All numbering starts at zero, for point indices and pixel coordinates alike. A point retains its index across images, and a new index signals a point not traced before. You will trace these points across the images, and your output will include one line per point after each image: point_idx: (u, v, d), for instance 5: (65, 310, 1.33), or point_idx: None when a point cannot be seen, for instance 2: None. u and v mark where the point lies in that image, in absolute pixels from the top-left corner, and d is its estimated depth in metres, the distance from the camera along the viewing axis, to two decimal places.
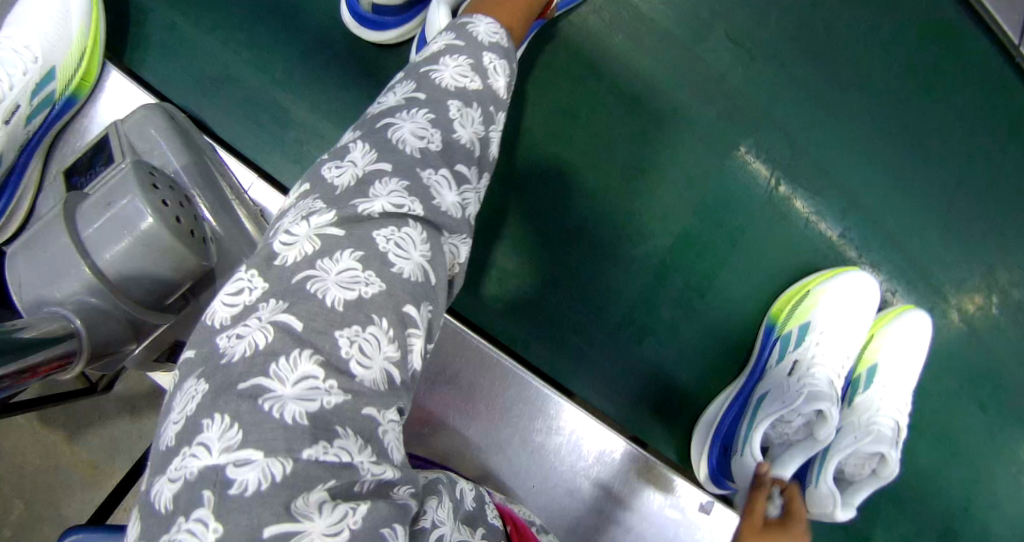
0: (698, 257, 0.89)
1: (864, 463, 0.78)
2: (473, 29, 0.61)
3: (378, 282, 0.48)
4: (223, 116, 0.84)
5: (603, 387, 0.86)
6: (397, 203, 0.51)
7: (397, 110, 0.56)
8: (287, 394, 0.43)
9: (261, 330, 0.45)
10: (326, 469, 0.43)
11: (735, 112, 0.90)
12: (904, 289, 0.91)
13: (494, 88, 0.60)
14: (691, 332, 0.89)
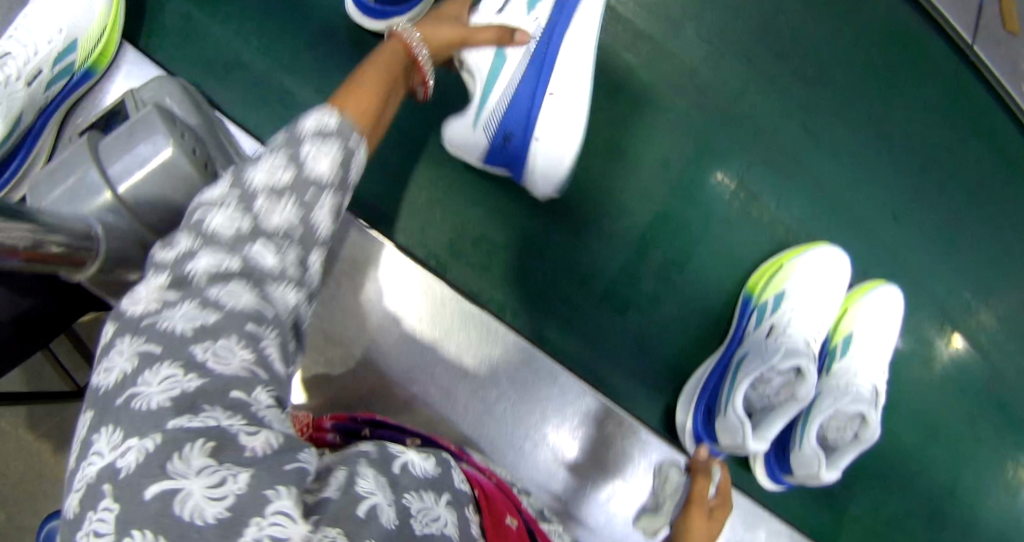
0: (674, 233, 0.91)
1: (845, 426, 0.81)
2: (300, 122, 0.50)
3: (217, 311, 0.42)
4: (231, 96, 0.85)
5: (595, 362, 0.87)
6: (218, 262, 0.44)
7: (216, 193, 0.47)
8: (153, 392, 0.37)
9: (124, 364, 0.39)
10: (196, 436, 0.36)
11: (704, 102, 0.93)
12: (875, 269, 0.98)
13: (319, 177, 0.48)
14: (671, 304, 0.90)
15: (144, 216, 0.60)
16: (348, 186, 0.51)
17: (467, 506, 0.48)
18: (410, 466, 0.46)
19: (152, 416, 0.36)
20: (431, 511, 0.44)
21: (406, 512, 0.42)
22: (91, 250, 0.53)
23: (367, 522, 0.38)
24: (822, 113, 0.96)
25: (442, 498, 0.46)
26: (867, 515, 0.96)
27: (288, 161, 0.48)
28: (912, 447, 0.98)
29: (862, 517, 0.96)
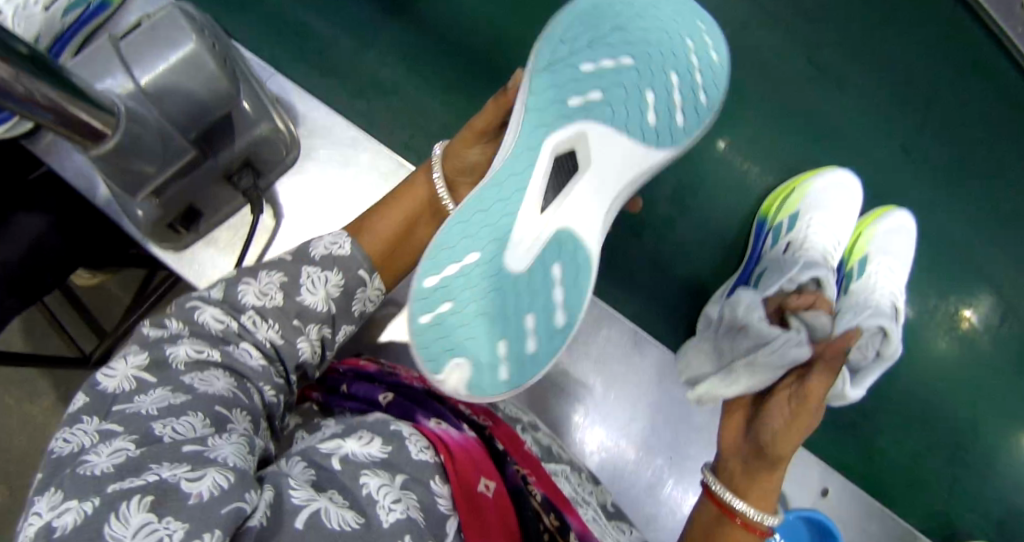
0: (683, 159, 0.93)
1: (867, 346, 0.80)
2: (314, 244, 0.60)
3: (187, 394, 0.49)
4: (247, 29, 0.88)
5: (612, 279, 0.89)
6: (198, 352, 0.53)
7: (213, 290, 0.57)
8: (102, 462, 0.42)
9: (126, 379, 0.49)
10: (133, 494, 0.40)
11: None
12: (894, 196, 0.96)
13: (312, 306, 0.58)
14: (684, 227, 0.91)
15: (167, 109, 0.60)
16: (349, 313, 0.61)
17: (431, 477, 0.51)
18: (349, 458, 0.49)
19: (95, 480, 0.41)
20: (387, 492, 0.47)
21: (360, 502, 0.46)
22: (111, 128, 0.54)
23: (306, 529, 0.43)
24: (823, 47, 0.96)
25: (395, 479, 0.49)
26: (891, 447, 0.93)
27: (279, 286, 0.57)
28: (949, 380, 0.95)
29: (883, 448, 0.93)
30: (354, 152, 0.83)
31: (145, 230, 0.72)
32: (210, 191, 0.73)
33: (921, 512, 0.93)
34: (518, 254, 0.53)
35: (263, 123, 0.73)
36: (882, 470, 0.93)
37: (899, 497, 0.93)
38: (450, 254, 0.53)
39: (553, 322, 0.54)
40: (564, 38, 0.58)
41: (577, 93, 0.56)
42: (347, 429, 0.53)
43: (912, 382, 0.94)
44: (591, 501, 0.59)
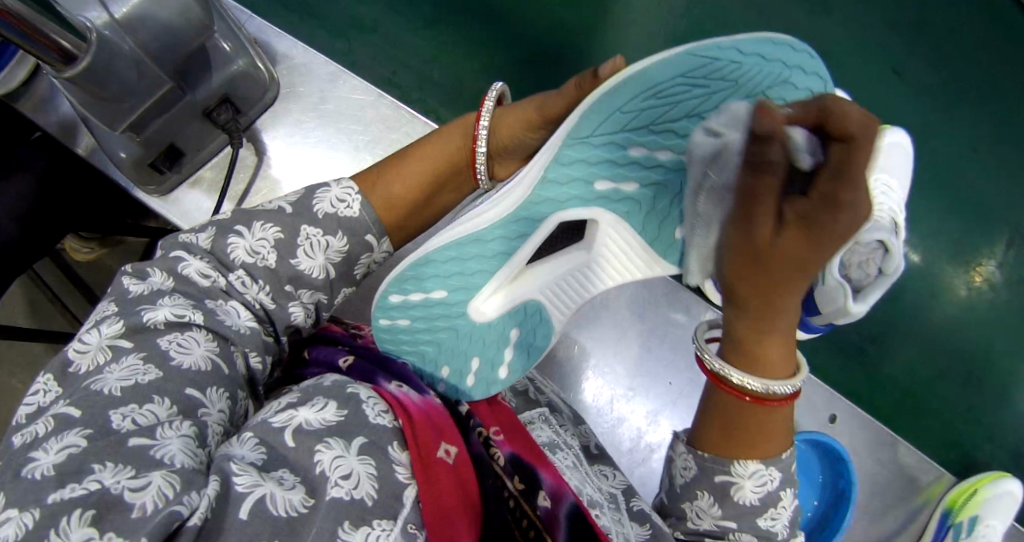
0: None
1: (870, 261, 0.69)
2: (319, 196, 0.49)
3: (159, 370, 0.41)
4: None
5: None
6: (178, 312, 0.43)
7: (200, 236, 0.47)
8: (47, 461, 0.35)
9: (100, 350, 0.41)
10: (77, 506, 0.33)
11: None
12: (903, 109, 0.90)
13: (308, 273, 0.48)
14: None
15: (143, 38, 0.58)
16: (350, 277, 0.52)
17: (387, 443, 0.40)
18: (304, 429, 0.39)
19: (34, 488, 0.34)
20: (339, 464, 0.38)
21: (314, 477, 0.37)
22: (82, 50, 0.53)
23: (253, 520, 0.35)
24: None
25: (353, 443, 0.39)
26: (900, 375, 0.91)
27: (276, 244, 0.47)
28: (964, 300, 0.91)
29: (890, 377, 0.91)
30: (333, 89, 0.83)
31: (127, 171, 0.73)
32: (192, 129, 0.74)
33: (933, 442, 0.91)
34: (483, 311, 0.54)
35: (242, 60, 0.73)
36: (892, 399, 0.92)
37: (909, 426, 0.92)
38: (434, 279, 0.51)
39: (496, 375, 0.55)
40: (646, 95, 0.46)
41: (611, 176, 0.48)
42: (301, 394, 0.42)
43: (920, 302, 0.91)
44: (580, 452, 0.54)
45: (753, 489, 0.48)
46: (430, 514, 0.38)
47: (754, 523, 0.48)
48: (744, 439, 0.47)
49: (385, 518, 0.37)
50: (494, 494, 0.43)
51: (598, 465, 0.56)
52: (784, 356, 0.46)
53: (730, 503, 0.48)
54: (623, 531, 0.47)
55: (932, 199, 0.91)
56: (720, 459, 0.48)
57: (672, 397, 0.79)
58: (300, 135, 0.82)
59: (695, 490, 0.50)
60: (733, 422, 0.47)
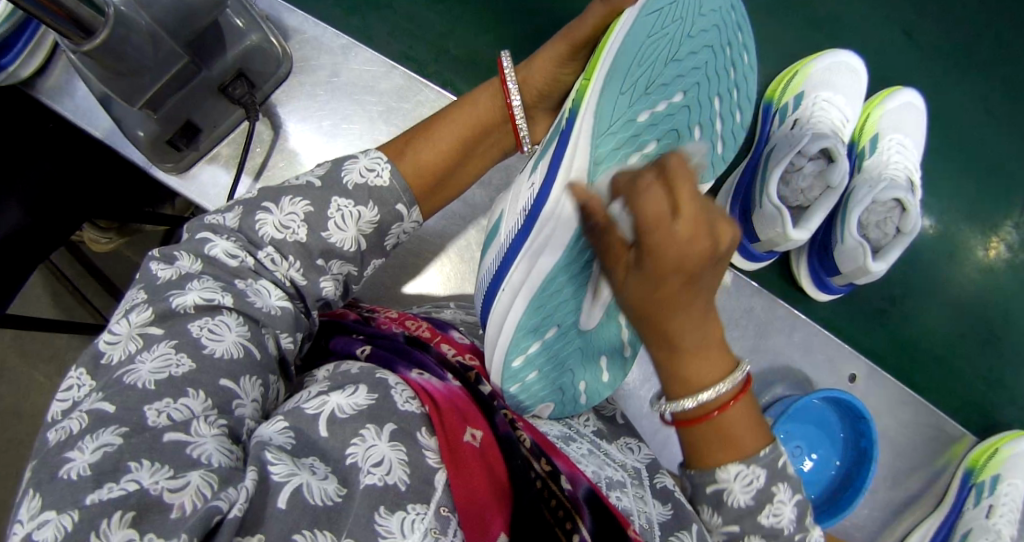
0: None
1: (886, 220, 0.74)
2: (347, 169, 0.50)
3: (192, 362, 0.41)
4: None
5: None
6: (208, 297, 0.44)
7: (227, 217, 0.48)
8: (82, 461, 0.35)
9: (130, 339, 0.42)
10: (115, 509, 0.33)
11: None
12: (915, 68, 0.89)
13: (340, 245, 0.49)
14: None
15: (157, 14, 0.58)
16: (382, 248, 0.53)
17: (416, 431, 0.40)
18: (338, 417, 0.40)
19: (72, 489, 0.34)
20: (372, 452, 0.38)
21: (345, 468, 0.38)
22: (99, 23, 0.52)
23: (292, 510, 0.35)
24: None
25: (384, 430, 0.39)
26: (922, 335, 0.89)
27: (304, 219, 0.48)
28: (982, 256, 0.90)
29: (913, 336, 0.89)
30: (344, 61, 0.82)
31: (146, 149, 0.73)
32: (207, 105, 0.72)
33: (955, 401, 0.89)
34: (594, 314, 0.48)
35: (254, 35, 0.71)
36: (915, 360, 0.89)
37: (933, 387, 0.89)
38: (529, 335, 0.47)
39: (623, 355, 0.55)
40: (625, 66, 0.44)
41: (636, 147, 0.44)
42: (331, 383, 0.43)
43: (940, 259, 0.90)
44: (595, 438, 0.54)
45: (742, 491, 0.45)
46: (461, 499, 0.38)
47: (754, 522, 0.46)
48: (717, 450, 0.45)
49: (419, 502, 0.38)
50: (525, 476, 0.41)
51: (623, 437, 0.57)
52: (709, 361, 0.43)
53: (726, 507, 0.46)
54: (642, 510, 0.48)
55: (948, 156, 0.90)
56: (704, 471, 0.46)
57: None
58: (313, 110, 0.81)
59: (695, 508, 0.48)
60: (699, 436, 0.45)
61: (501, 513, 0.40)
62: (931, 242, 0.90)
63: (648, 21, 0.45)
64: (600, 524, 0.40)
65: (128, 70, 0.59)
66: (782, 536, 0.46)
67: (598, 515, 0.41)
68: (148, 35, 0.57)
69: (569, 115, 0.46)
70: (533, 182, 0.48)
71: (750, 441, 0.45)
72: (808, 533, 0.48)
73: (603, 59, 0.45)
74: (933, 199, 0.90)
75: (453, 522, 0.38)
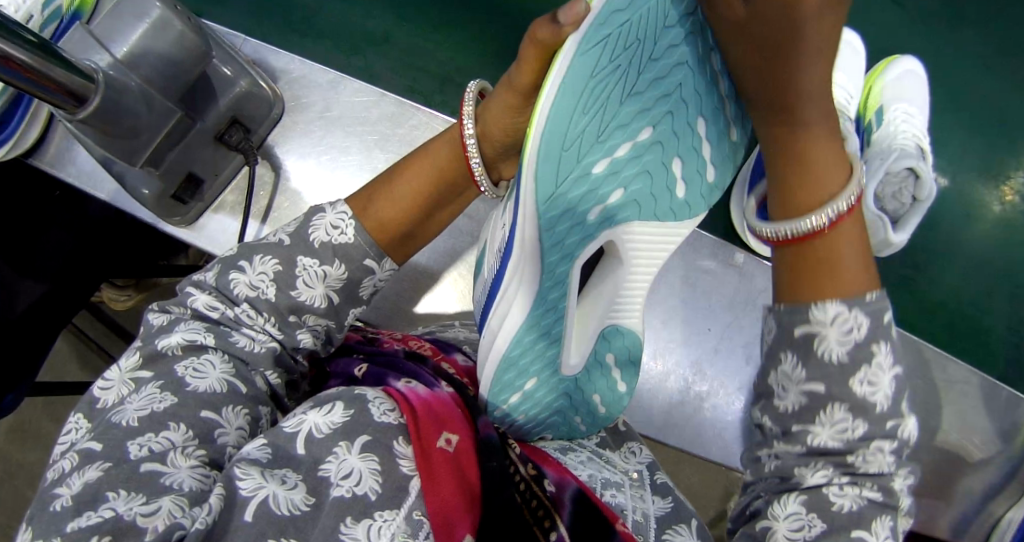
0: None
1: (900, 191, 0.67)
2: (314, 224, 0.47)
3: (175, 396, 0.40)
4: None
5: None
6: (191, 337, 0.43)
7: (209, 274, 0.47)
8: (67, 493, 0.36)
9: (123, 384, 0.42)
10: (92, 533, 0.33)
11: None
12: (919, 31, 0.85)
13: (310, 302, 0.46)
14: None
15: (147, 74, 0.56)
16: (358, 300, 0.49)
17: (392, 439, 0.39)
18: (314, 436, 0.39)
19: (56, 518, 0.34)
20: (343, 466, 0.38)
21: (316, 478, 0.37)
22: (91, 91, 0.50)
23: (257, 521, 0.35)
24: None
25: (355, 443, 0.38)
26: (955, 300, 0.84)
27: (275, 279, 0.45)
28: (1008, 214, 0.85)
29: (943, 301, 0.84)
30: (336, 94, 0.73)
31: (151, 207, 0.67)
32: (206, 155, 0.67)
33: (991, 359, 0.84)
34: (573, 363, 0.46)
35: (244, 81, 0.66)
36: (949, 324, 0.84)
37: (968, 346, 0.84)
38: (507, 387, 0.45)
39: (619, 389, 0.48)
40: (571, 112, 0.38)
41: (596, 199, 0.40)
42: (313, 400, 0.42)
43: (964, 222, 0.85)
44: (597, 448, 0.52)
45: (839, 340, 0.38)
46: (433, 506, 0.37)
47: (845, 387, 0.38)
48: (816, 284, 0.40)
49: (388, 508, 0.37)
50: (501, 475, 0.39)
51: (626, 443, 0.54)
52: (832, 165, 0.40)
53: (815, 361, 0.39)
54: (639, 506, 0.46)
55: (959, 116, 0.86)
56: (796, 306, 0.40)
57: (712, 344, 0.72)
58: (310, 145, 0.72)
59: (776, 354, 0.41)
60: (793, 259, 0.41)
61: (469, 516, 0.38)
62: (954, 204, 0.85)
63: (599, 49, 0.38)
64: (579, 523, 0.39)
65: (125, 130, 0.56)
66: (873, 413, 0.38)
67: (580, 513, 0.40)
68: (142, 96, 0.56)
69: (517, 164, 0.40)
70: (504, 219, 0.45)
71: (855, 271, 0.40)
72: (903, 422, 0.39)
73: (543, 98, 0.38)
74: (943, 158, 0.86)
75: (424, 525, 0.37)
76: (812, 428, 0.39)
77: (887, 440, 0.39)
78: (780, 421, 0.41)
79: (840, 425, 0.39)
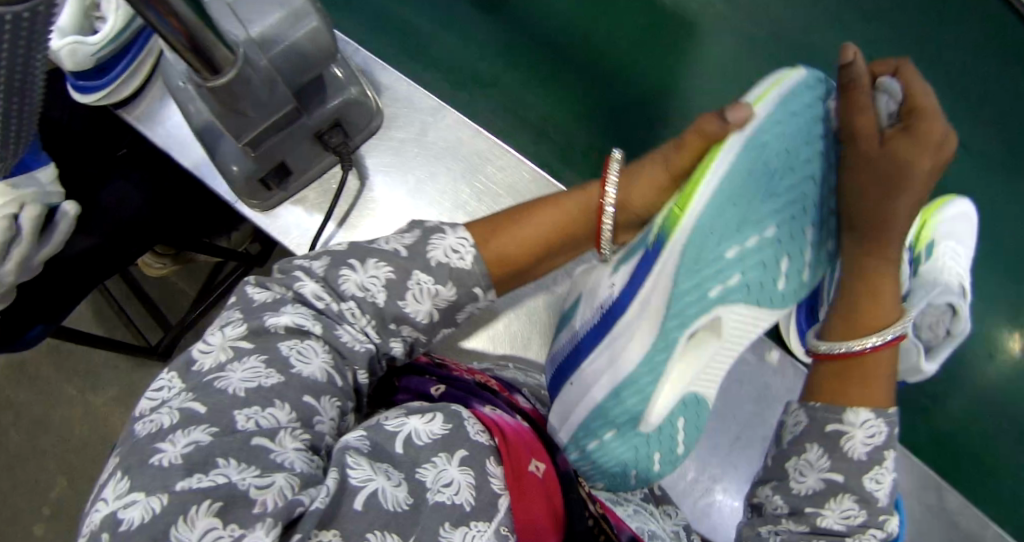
0: None
1: (936, 323, 0.71)
2: (434, 243, 0.50)
3: (280, 375, 0.43)
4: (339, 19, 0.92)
5: None
6: (299, 321, 0.45)
7: (317, 263, 0.49)
8: (173, 452, 0.37)
9: (222, 350, 0.44)
10: (204, 497, 0.35)
11: (770, 20, 0.92)
12: (973, 178, 0.91)
13: (413, 315, 0.49)
14: None
15: (276, 61, 0.57)
16: (452, 320, 0.52)
17: (484, 460, 0.44)
18: (415, 441, 0.43)
19: (163, 474, 0.36)
20: (442, 475, 0.42)
21: (416, 481, 0.41)
22: (230, 65, 0.49)
23: (367, 512, 0.38)
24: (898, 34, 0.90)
25: (455, 456, 0.43)
26: (960, 432, 0.89)
27: (386, 285, 0.48)
28: None
29: (948, 431, 0.89)
30: (436, 122, 0.78)
31: (239, 188, 0.70)
32: (301, 150, 0.69)
33: (983, 497, 0.88)
34: (652, 420, 0.50)
35: (354, 88, 0.69)
36: (950, 454, 0.88)
37: (965, 479, 0.88)
38: (588, 433, 0.52)
39: (677, 451, 0.52)
40: (724, 203, 0.46)
41: (719, 279, 0.47)
42: (408, 408, 0.46)
43: (985, 363, 0.89)
44: (643, 502, 0.58)
45: (864, 441, 0.49)
46: (520, 524, 0.43)
47: (859, 481, 0.49)
48: (852, 389, 0.51)
49: (482, 520, 0.42)
50: (580, 508, 0.46)
51: (663, 504, 0.59)
52: (885, 298, 0.51)
53: (839, 454, 0.49)
54: None
55: (1000, 264, 0.90)
56: (833, 408, 0.51)
57: (732, 430, 0.75)
58: (402, 165, 0.76)
59: (802, 444, 0.51)
60: (836, 372, 0.52)
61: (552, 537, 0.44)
62: (977, 345, 0.90)
63: (757, 152, 0.47)
64: None
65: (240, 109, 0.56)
66: (874, 505, 0.49)
67: None
68: (267, 78, 0.56)
69: (658, 237, 0.49)
70: (613, 283, 0.53)
71: (881, 388, 0.51)
72: (890, 520, 0.50)
73: (704, 183, 0.47)
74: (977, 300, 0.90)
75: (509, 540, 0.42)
76: (823, 511, 0.49)
77: (877, 531, 0.49)
78: (793, 503, 0.51)
79: (846, 512, 0.49)
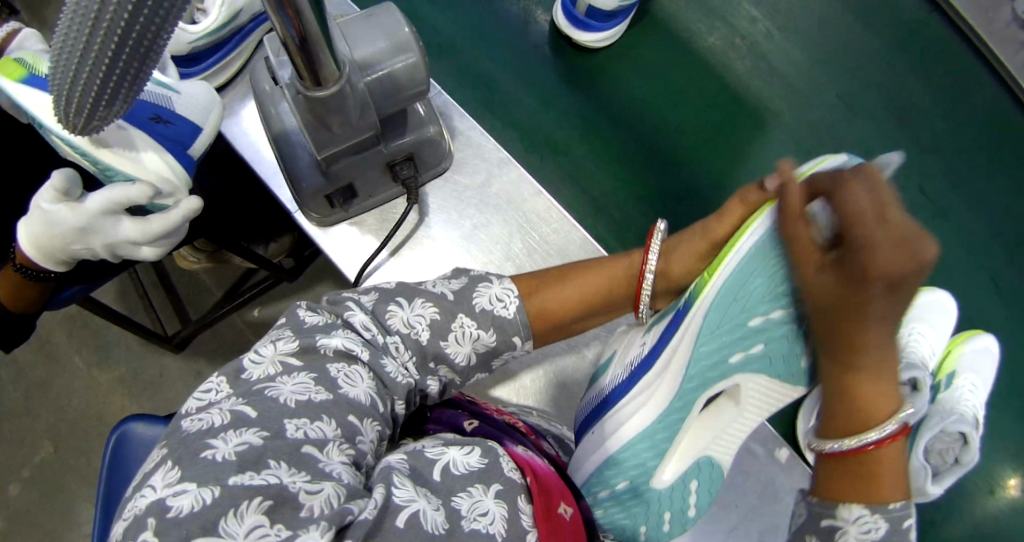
0: None
1: (946, 450, 0.73)
2: (480, 290, 0.54)
3: (329, 394, 0.44)
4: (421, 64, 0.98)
5: None
6: (348, 345, 0.48)
7: (366, 297, 0.52)
8: (226, 449, 0.39)
9: (273, 364, 0.45)
10: (256, 494, 0.37)
11: (825, 130, 0.96)
12: (997, 314, 0.93)
13: (452, 355, 0.52)
14: None
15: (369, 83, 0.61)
16: (487, 366, 0.55)
17: (517, 496, 0.46)
18: (452, 469, 0.45)
19: (216, 468, 0.38)
20: (478, 505, 0.44)
21: (451, 508, 0.43)
22: (333, 79, 0.51)
23: (408, 529, 0.40)
24: (943, 168, 0.95)
25: (490, 489, 0.45)
26: None
27: (431, 323, 0.51)
28: None
29: None
30: (500, 174, 0.81)
31: (304, 198, 0.73)
32: (369, 177, 0.73)
33: None
34: (664, 477, 0.59)
35: (433, 126, 0.73)
36: None
37: None
38: (601, 482, 0.59)
39: (687, 514, 0.60)
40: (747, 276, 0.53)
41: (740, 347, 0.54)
42: (444, 440, 0.48)
43: (987, 495, 0.90)
44: None
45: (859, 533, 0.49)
46: None
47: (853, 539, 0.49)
48: (856, 486, 0.50)
49: None
50: None
51: None
52: (884, 397, 0.50)
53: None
54: None
55: (1016, 402, 0.92)
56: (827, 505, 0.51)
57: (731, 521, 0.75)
58: (461, 208, 0.79)
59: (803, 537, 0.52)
60: (842, 472, 0.51)
61: None
62: (983, 477, 0.91)
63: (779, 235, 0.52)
64: None
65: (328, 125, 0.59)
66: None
67: None
68: (361, 102, 0.59)
69: (686, 302, 0.57)
70: (644, 342, 0.61)
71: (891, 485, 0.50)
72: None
73: (727, 261, 0.54)
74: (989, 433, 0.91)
75: None
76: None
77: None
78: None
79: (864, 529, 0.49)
